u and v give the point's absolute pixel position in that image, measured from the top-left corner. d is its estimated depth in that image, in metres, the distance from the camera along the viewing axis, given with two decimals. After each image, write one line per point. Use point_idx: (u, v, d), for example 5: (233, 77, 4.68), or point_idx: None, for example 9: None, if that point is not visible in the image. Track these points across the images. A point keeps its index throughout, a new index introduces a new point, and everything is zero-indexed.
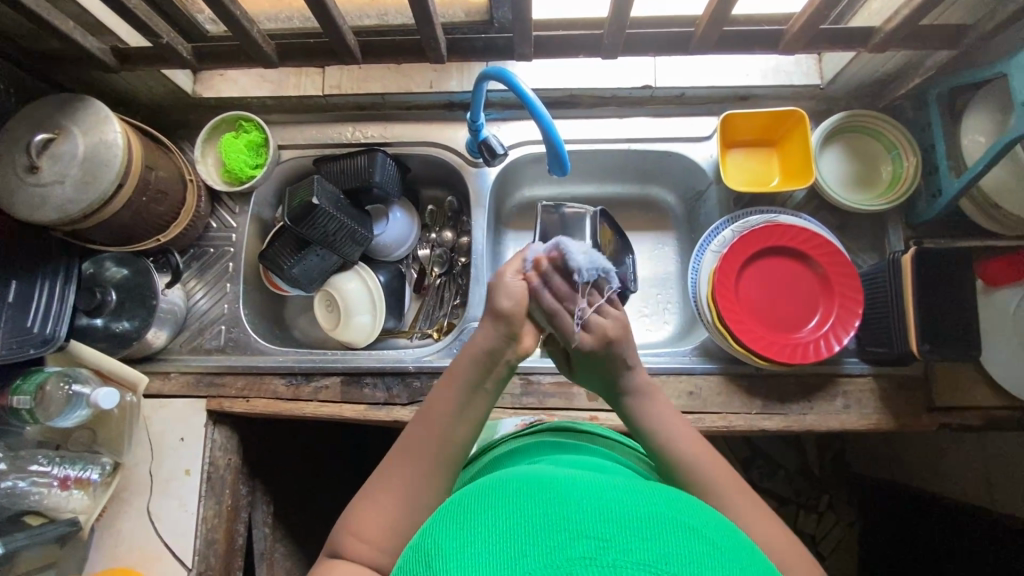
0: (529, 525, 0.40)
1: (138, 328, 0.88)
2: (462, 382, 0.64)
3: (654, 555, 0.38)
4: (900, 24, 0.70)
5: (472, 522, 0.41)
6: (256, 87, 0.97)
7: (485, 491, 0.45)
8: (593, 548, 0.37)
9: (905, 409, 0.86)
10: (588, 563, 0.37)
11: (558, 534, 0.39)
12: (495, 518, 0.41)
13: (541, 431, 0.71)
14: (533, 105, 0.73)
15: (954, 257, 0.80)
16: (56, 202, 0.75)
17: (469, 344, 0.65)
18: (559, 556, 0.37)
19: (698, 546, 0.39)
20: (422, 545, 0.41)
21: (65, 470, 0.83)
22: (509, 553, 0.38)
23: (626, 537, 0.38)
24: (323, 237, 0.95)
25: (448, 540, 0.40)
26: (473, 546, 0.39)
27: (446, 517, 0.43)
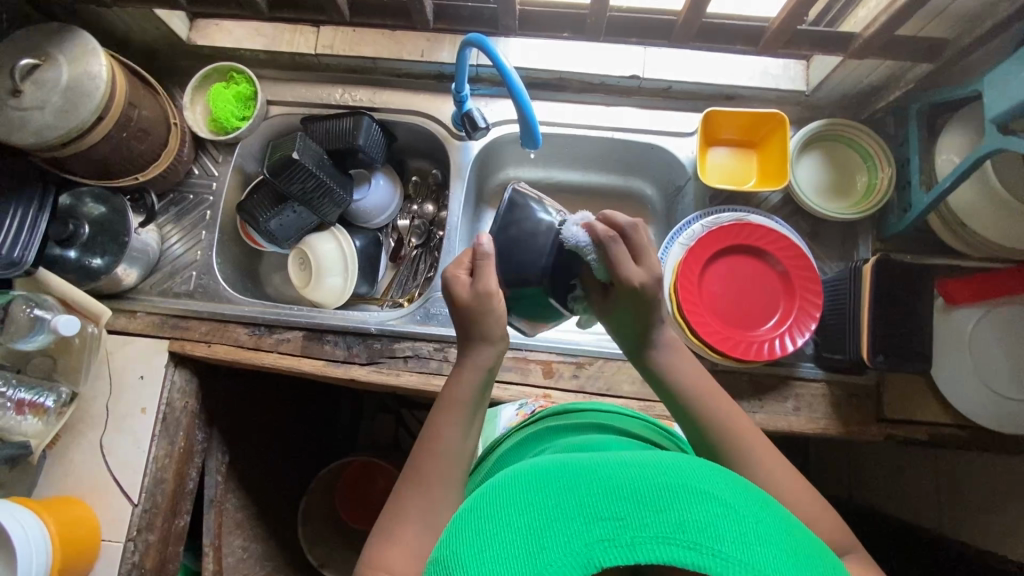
0: (543, 517, 0.41)
1: (108, 264, 0.88)
2: (461, 415, 0.65)
3: (667, 525, 0.39)
4: (878, 30, 0.70)
5: (487, 523, 0.43)
6: (250, 39, 0.98)
7: (493, 488, 0.46)
8: (610, 530, 0.39)
9: (854, 417, 0.87)
10: (607, 545, 0.39)
11: (574, 521, 0.40)
12: (510, 515, 0.43)
13: (544, 418, 0.76)
14: (510, 77, 0.74)
15: (912, 269, 0.81)
16: (34, 126, 0.76)
17: (457, 383, 0.66)
18: (579, 542, 0.39)
19: (713, 509, 0.41)
20: (446, 554, 0.43)
21: (20, 393, 0.83)
22: (530, 548, 0.40)
23: (639, 512, 0.40)
24: (302, 194, 0.96)
25: (469, 547, 0.42)
26: (494, 548, 0.40)
27: (462, 523, 0.44)
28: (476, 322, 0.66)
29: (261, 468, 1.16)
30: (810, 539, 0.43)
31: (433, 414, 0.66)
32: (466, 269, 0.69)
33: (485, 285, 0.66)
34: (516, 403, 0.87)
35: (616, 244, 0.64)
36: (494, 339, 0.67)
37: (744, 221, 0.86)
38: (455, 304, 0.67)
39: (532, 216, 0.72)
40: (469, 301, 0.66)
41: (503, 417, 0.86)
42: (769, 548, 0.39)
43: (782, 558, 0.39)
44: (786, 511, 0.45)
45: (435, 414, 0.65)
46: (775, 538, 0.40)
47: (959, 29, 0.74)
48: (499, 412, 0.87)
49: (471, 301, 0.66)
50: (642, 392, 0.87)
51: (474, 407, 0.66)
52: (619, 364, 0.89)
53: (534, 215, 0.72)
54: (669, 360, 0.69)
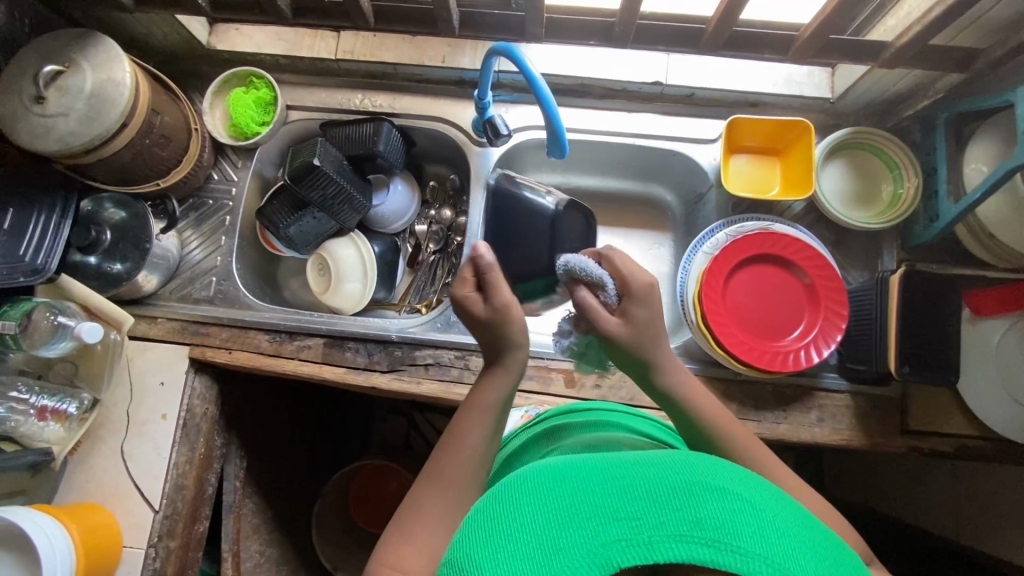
0: (557, 518, 0.41)
1: (129, 270, 0.88)
2: (482, 426, 0.63)
3: (684, 523, 0.39)
4: (912, 40, 0.70)
5: (501, 527, 0.42)
6: (270, 44, 0.98)
7: (503, 491, 0.46)
8: (626, 531, 0.39)
9: (878, 428, 0.86)
10: (624, 544, 0.38)
11: (590, 522, 0.40)
12: (524, 517, 0.42)
13: (550, 417, 0.75)
14: (538, 85, 0.73)
15: (941, 281, 0.80)
16: (59, 134, 0.76)
17: (479, 394, 0.65)
18: (595, 542, 0.39)
19: (729, 507, 0.40)
20: (458, 558, 0.42)
21: (43, 400, 0.83)
22: (545, 550, 0.39)
23: (656, 512, 0.40)
24: (322, 200, 0.95)
25: (483, 551, 0.41)
26: (509, 553, 0.40)
27: (474, 529, 0.44)
28: (496, 333, 0.66)
29: (278, 472, 1.16)
30: (822, 530, 0.44)
31: (455, 422, 0.65)
32: (473, 285, 0.69)
33: (500, 298, 0.65)
34: (523, 409, 0.87)
35: (617, 252, 0.68)
36: (513, 344, 0.66)
37: (769, 231, 0.85)
38: (473, 319, 0.66)
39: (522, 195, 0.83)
40: (485, 315, 0.66)
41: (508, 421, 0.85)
42: (786, 542, 0.39)
43: (800, 553, 0.39)
44: (799, 506, 0.45)
45: (459, 420, 0.64)
46: (792, 533, 0.40)
47: (992, 39, 0.73)
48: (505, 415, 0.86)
49: (487, 316, 0.66)
50: None
51: (498, 410, 0.65)
52: None
53: (521, 194, 0.83)
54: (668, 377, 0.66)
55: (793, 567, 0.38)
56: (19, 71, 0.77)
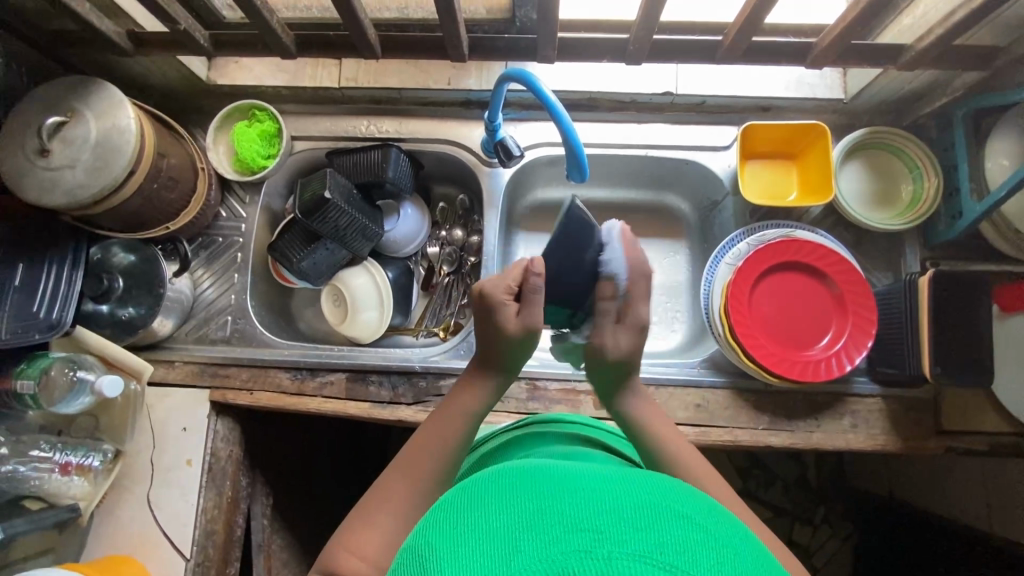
0: (521, 519, 0.38)
1: (144, 316, 0.86)
2: (456, 431, 0.65)
3: (646, 543, 0.36)
4: (933, 43, 0.68)
5: (462, 521, 0.40)
6: (272, 76, 0.96)
7: (473, 488, 0.44)
8: (588, 541, 0.36)
9: (913, 431, 0.86)
10: (583, 555, 0.35)
11: (554, 527, 0.37)
12: (487, 518, 0.39)
13: (529, 424, 0.74)
14: (554, 108, 0.72)
15: (973, 282, 0.79)
16: (66, 186, 0.74)
17: (455, 402, 0.68)
18: (555, 550, 0.35)
19: (698, 537, 0.37)
20: (414, 549, 0.40)
21: (66, 456, 0.81)
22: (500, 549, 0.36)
23: (621, 527, 0.37)
24: (334, 231, 0.94)
25: (439, 539, 0.39)
26: (464, 546, 0.37)
27: (435, 519, 0.42)
28: (510, 353, 0.68)
29: (304, 503, 1.15)
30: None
31: (425, 426, 0.66)
32: (512, 292, 0.69)
33: (535, 320, 0.67)
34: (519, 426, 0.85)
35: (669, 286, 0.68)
36: (512, 365, 0.70)
37: (792, 238, 0.85)
38: (501, 332, 0.67)
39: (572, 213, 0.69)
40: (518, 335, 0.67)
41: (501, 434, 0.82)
42: None
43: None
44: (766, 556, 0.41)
45: (433, 424, 0.66)
46: None
47: (1011, 35, 0.72)
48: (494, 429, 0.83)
49: (514, 334, 0.67)
50: (696, 417, 0.86)
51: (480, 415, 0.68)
52: (670, 389, 0.87)
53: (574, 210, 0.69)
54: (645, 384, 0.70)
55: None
56: (21, 124, 0.76)
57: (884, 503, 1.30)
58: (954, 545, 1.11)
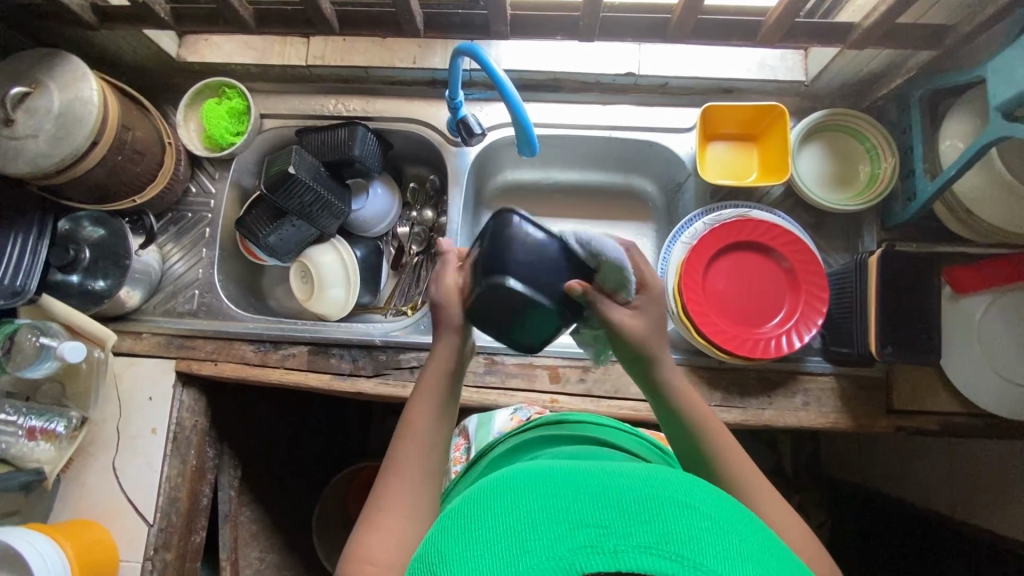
0: (529, 518, 0.41)
1: (110, 286, 0.88)
2: (427, 414, 0.64)
3: (649, 536, 0.39)
4: (878, 19, 0.69)
5: (473, 526, 0.42)
6: (242, 54, 0.98)
7: (480, 489, 0.47)
8: (593, 536, 0.39)
9: (864, 410, 0.86)
10: (588, 551, 0.38)
11: (559, 525, 0.40)
12: (494, 518, 0.42)
13: (535, 428, 0.75)
14: (503, 82, 0.73)
15: (921, 261, 0.80)
16: (29, 155, 0.76)
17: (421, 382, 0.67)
18: (562, 547, 0.39)
19: (700, 523, 0.40)
20: (426, 555, 0.43)
21: (31, 420, 0.85)
22: (512, 550, 0.40)
23: (625, 521, 0.40)
24: (299, 207, 0.95)
25: (452, 547, 0.42)
26: (476, 550, 0.40)
27: (446, 525, 0.45)
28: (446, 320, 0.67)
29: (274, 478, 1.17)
30: (795, 560, 0.43)
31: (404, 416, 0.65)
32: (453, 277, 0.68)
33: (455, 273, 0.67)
34: (511, 408, 0.86)
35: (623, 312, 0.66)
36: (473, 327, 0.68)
37: (746, 217, 0.85)
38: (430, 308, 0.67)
39: (507, 256, 0.61)
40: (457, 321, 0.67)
41: (497, 421, 0.84)
42: (753, 563, 0.39)
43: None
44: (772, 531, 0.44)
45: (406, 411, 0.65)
46: (758, 558, 0.40)
47: (960, 15, 0.73)
48: (493, 416, 0.86)
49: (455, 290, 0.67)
50: None
51: (450, 379, 0.67)
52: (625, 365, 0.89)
53: (510, 257, 0.61)
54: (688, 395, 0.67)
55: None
56: None
57: (854, 491, 1.30)
58: (918, 530, 1.11)
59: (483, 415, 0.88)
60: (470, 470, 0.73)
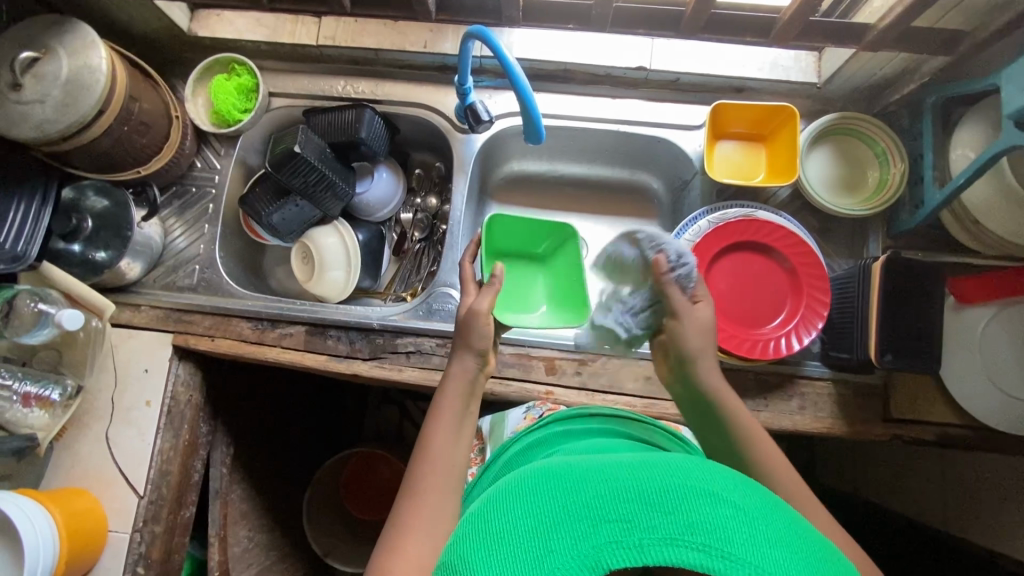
0: (552, 518, 0.43)
1: (111, 258, 0.88)
2: (449, 425, 0.68)
3: (675, 527, 0.40)
4: (893, 22, 0.68)
5: (496, 531, 0.44)
6: (252, 31, 0.98)
7: (504, 491, 0.48)
8: (618, 531, 0.41)
9: (860, 416, 0.86)
10: (614, 547, 0.40)
11: (583, 523, 0.42)
12: (519, 519, 0.44)
13: (549, 423, 0.75)
14: (513, 67, 0.72)
15: (926, 270, 0.79)
16: (35, 121, 0.76)
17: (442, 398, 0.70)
18: (586, 546, 0.40)
19: (722, 510, 0.41)
20: (453, 559, 0.45)
21: (27, 386, 0.84)
22: (539, 550, 0.41)
23: (648, 514, 0.41)
24: (304, 187, 0.95)
25: (479, 549, 0.44)
26: (505, 553, 0.42)
27: (471, 530, 0.46)
28: (473, 335, 0.73)
29: (265, 459, 1.17)
30: (820, 542, 0.44)
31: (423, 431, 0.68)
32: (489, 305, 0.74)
33: (481, 305, 0.74)
34: (524, 406, 0.88)
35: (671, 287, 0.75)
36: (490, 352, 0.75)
37: (752, 217, 0.85)
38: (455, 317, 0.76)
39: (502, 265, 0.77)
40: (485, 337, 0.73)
41: (511, 420, 0.86)
42: (779, 549, 0.40)
43: (793, 559, 0.40)
44: (793, 514, 0.45)
45: (427, 426, 0.68)
46: (785, 541, 0.41)
47: (978, 21, 0.72)
48: (508, 416, 0.88)
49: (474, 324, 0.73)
50: (644, 390, 0.87)
51: (471, 396, 0.72)
52: (622, 360, 0.88)
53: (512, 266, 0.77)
54: (714, 378, 0.73)
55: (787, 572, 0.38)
56: None
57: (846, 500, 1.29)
58: None
59: (497, 414, 0.90)
60: (488, 469, 0.74)
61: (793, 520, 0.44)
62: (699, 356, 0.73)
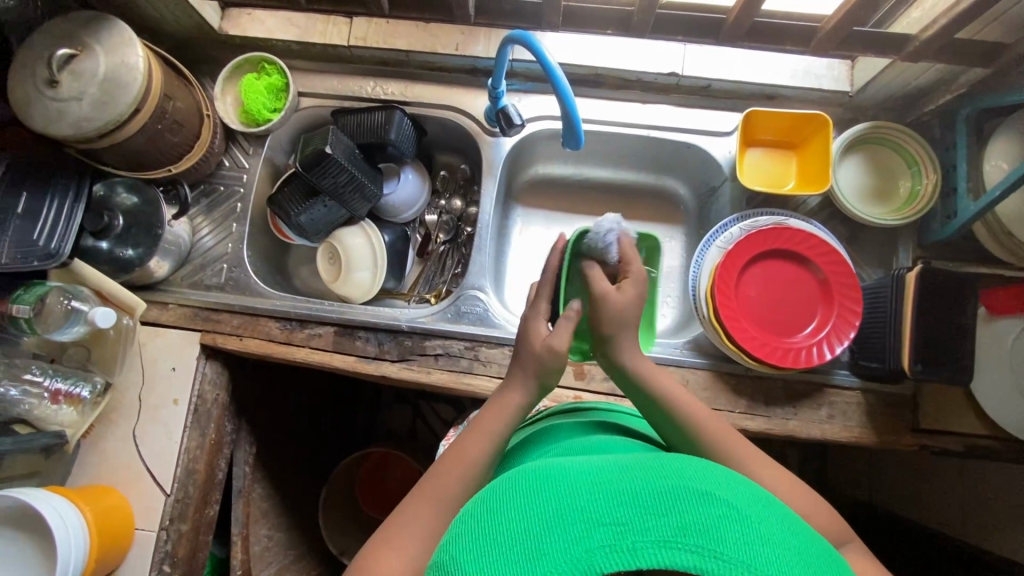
0: (544, 523, 0.42)
1: (141, 256, 0.88)
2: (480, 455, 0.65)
3: (668, 529, 0.39)
4: (937, 33, 0.69)
5: (490, 534, 0.43)
6: (283, 30, 0.97)
7: (495, 496, 0.48)
8: (611, 535, 0.40)
9: (889, 426, 0.86)
10: (607, 550, 0.39)
11: (575, 526, 0.41)
12: (509, 528, 0.43)
13: (546, 417, 0.77)
14: (554, 72, 0.72)
15: (960, 280, 0.79)
16: (72, 118, 0.76)
17: (481, 425, 0.67)
18: (578, 549, 0.39)
19: (716, 511, 0.41)
20: (444, 563, 0.44)
21: (56, 383, 0.84)
22: (531, 553, 0.40)
23: (641, 516, 0.40)
24: (333, 188, 0.95)
25: (471, 556, 0.42)
26: (496, 560, 0.41)
27: (463, 534, 0.45)
28: (544, 368, 0.69)
29: (284, 458, 1.17)
30: (816, 542, 0.44)
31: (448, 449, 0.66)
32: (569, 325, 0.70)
33: (560, 345, 0.69)
34: None
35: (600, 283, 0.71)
36: (547, 388, 0.71)
37: (782, 226, 0.85)
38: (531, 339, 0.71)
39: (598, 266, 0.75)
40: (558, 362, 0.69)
41: None
42: (773, 549, 0.40)
43: (785, 556, 0.40)
44: (787, 514, 0.45)
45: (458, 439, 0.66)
46: (779, 541, 0.40)
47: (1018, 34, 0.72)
48: None
49: (545, 357, 0.69)
50: None
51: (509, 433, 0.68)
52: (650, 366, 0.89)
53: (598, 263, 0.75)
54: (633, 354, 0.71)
55: (780, 572, 0.38)
56: (32, 53, 0.77)
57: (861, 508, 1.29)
58: None
59: None
60: None
61: (787, 519, 0.44)
62: (619, 333, 0.71)
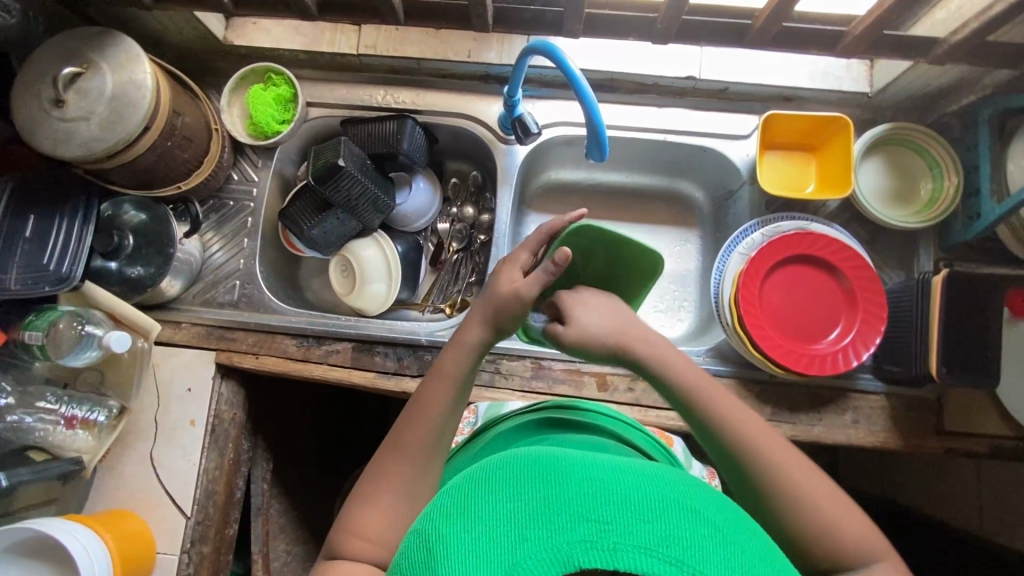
0: (530, 507, 0.39)
1: (152, 275, 0.86)
2: (437, 409, 0.65)
3: (652, 537, 0.37)
4: (967, 37, 0.68)
5: (470, 505, 0.41)
6: (289, 39, 0.95)
7: (482, 471, 0.45)
8: (594, 532, 0.37)
9: (914, 430, 0.86)
10: (587, 547, 0.36)
11: (560, 516, 0.38)
12: (491, 505, 0.40)
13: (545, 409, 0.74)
14: (578, 83, 0.71)
15: (987, 283, 0.78)
16: (80, 139, 0.73)
17: (437, 371, 0.67)
18: (562, 539, 0.37)
19: (701, 530, 0.38)
20: (423, 527, 0.42)
21: (72, 409, 0.83)
22: (510, 534, 0.38)
23: (630, 518, 0.38)
24: (346, 201, 0.93)
25: (449, 524, 0.40)
26: (473, 533, 0.39)
27: (446, 503, 0.43)
28: (500, 313, 0.67)
29: (299, 472, 1.15)
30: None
31: (411, 404, 0.66)
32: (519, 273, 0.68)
33: (527, 292, 0.66)
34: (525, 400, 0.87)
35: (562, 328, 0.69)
36: (504, 330, 0.68)
37: (805, 231, 0.84)
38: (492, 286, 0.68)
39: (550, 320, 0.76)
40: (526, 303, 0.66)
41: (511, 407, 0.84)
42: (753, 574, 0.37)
43: None
44: (772, 542, 0.43)
45: (420, 393, 0.67)
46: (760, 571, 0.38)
47: None
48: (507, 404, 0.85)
49: (507, 300, 0.66)
50: None
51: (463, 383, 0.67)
52: None
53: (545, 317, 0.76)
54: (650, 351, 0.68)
55: None
56: (37, 72, 0.75)
57: None
58: None
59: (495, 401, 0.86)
60: (472, 442, 0.73)
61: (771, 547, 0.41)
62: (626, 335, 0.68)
